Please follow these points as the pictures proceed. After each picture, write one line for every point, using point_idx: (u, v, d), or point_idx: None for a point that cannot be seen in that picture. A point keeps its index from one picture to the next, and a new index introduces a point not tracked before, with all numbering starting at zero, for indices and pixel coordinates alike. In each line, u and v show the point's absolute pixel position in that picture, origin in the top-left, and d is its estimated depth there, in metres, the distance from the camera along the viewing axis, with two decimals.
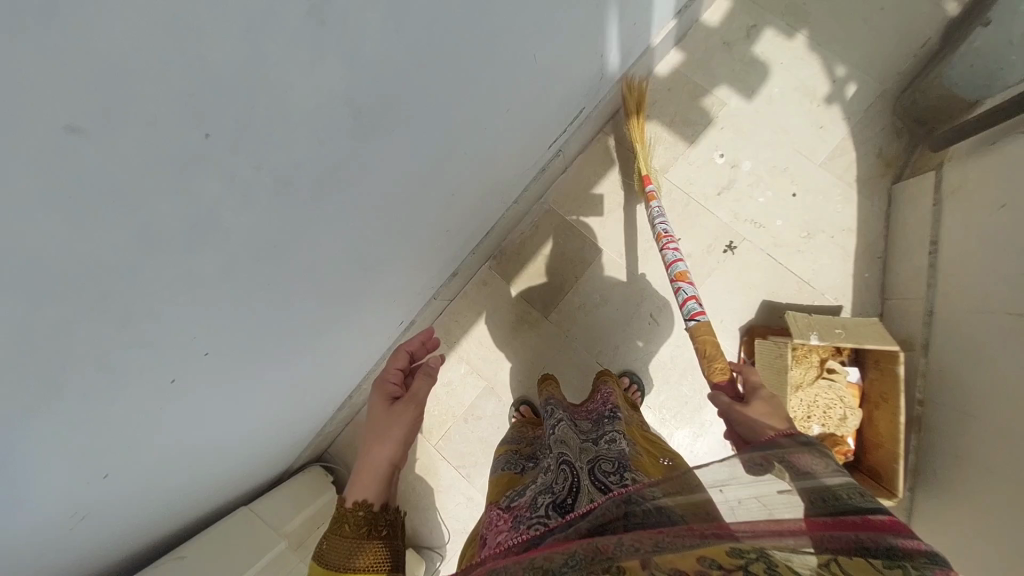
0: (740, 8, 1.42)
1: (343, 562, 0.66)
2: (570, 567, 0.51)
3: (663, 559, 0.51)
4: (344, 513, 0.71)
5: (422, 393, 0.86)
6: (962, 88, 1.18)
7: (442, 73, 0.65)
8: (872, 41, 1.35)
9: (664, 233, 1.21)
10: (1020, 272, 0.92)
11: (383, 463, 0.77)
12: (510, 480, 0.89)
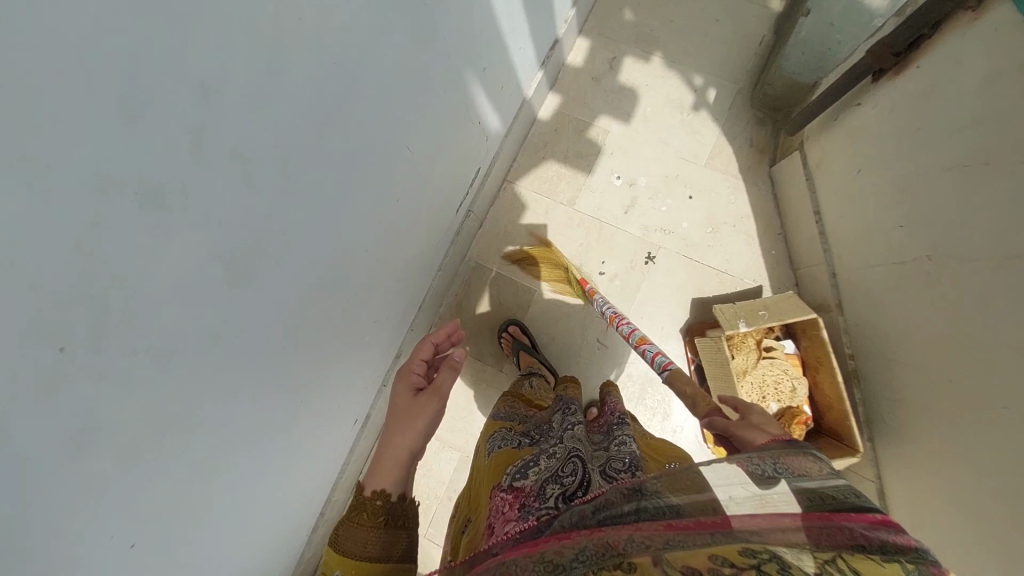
0: (598, 45, 1.54)
1: (361, 553, 0.65)
2: (580, 564, 0.51)
3: (674, 555, 0.50)
4: (363, 502, 0.69)
5: (445, 385, 0.86)
6: (803, 73, 1.35)
7: (310, 199, 0.67)
8: (717, 48, 1.49)
9: (614, 314, 1.22)
10: (889, 225, 1.01)
11: (406, 452, 0.75)
12: (509, 455, 0.88)
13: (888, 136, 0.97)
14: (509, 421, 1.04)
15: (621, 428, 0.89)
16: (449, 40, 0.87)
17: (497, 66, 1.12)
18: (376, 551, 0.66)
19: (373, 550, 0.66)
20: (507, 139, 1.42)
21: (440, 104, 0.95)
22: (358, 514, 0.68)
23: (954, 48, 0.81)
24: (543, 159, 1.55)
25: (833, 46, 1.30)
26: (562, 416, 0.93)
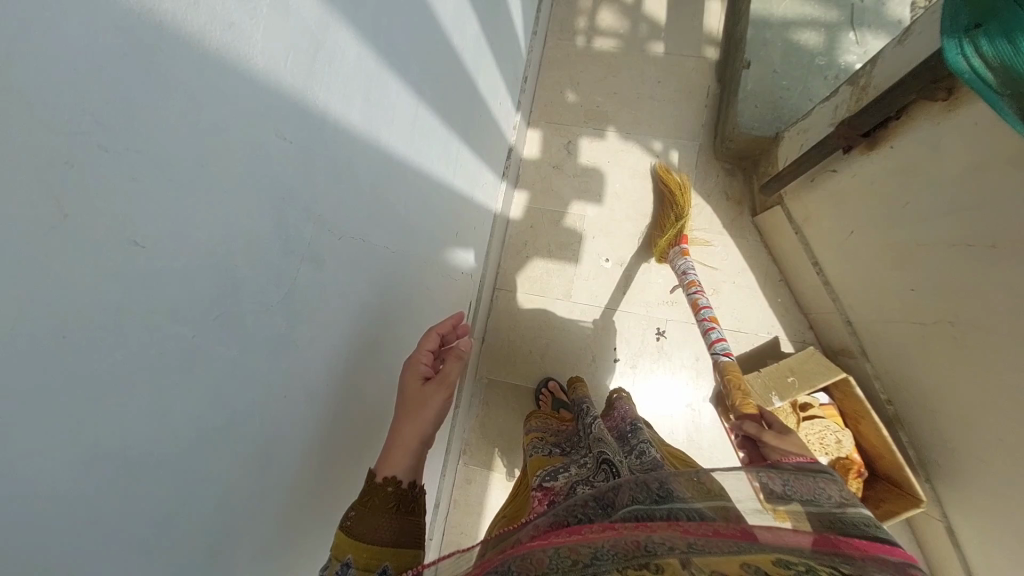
0: (550, 134, 1.50)
1: (374, 539, 0.59)
2: (604, 561, 0.47)
3: (703, 559, 0.45)
4: (373, 487, 0.62)
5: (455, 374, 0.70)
6: (761, 127, 1.29)
7: (315, 503, 0.60)
8: (668, 110, 1.47)
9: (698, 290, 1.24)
10: (899, 286, 0.99)
11: (415, 440, 0.65)
12: (540, 462, 0.87)
13: (874, 203, 0.96)
14: (541, 433, 1.01)
15: (636, 434, 0.86)
16: (423, 244, 0.82)
17: (468, 217, 1.07)
18: (385, 538, 0.60)
19: (384, 536, 0.60)
20: (488, 256, 1.37)
21: (427, 298, 0.89)
22: (366, 500, 0.62)
23: (929, 132, 0.79)
24: (527, 259, 1.48)
25: (785, 98, 1.27)
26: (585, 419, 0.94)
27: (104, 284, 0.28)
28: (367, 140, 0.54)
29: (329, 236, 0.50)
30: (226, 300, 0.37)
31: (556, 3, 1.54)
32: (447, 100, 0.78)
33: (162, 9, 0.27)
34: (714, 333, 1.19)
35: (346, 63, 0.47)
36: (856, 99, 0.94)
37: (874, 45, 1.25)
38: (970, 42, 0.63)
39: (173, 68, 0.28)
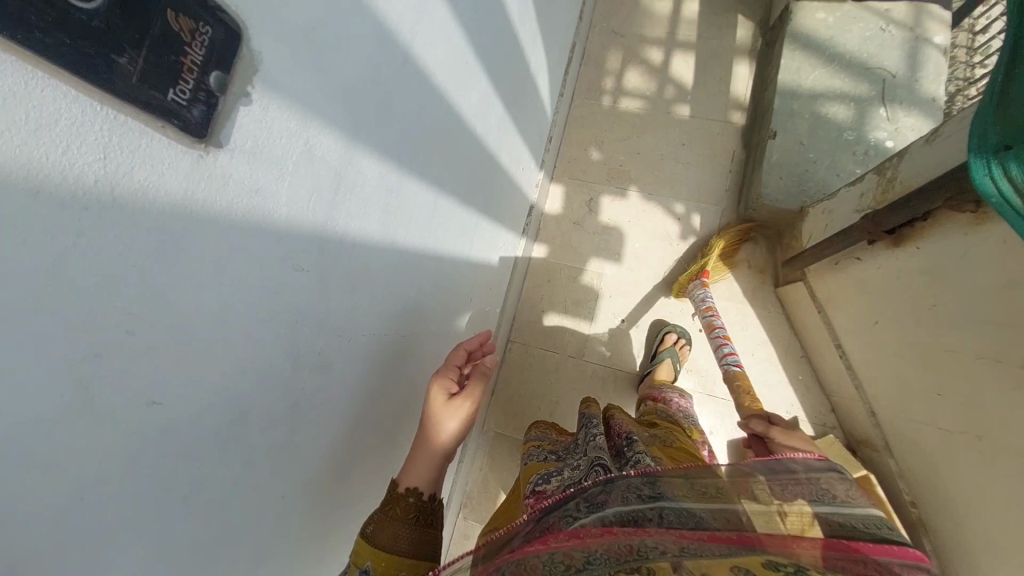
0: (572, 191, 1.53)
1: (393, 548, 0.66)
2: (597, 564, 0.52)
3: (694, 563, 0.51)
4: (395, 498, 0.70)
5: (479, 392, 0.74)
6: (785, 199, 1.28)
7: None
8: (691, 174, 1.48)
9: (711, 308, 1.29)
10: (924, 386, 0.95)
11: (436, 457, 0.72)
12: (535, 468, 0.88)
13: (897, 297, 0.95)
14: (541, 440, 0.99)
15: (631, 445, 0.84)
16: (435, 318, 0.84)
17: (483, 281, 1.08)
18: (404, 548, 0.66)
19: (402, 547, 0.67)
20: (503, 309, 1.38)
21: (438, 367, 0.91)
22: (387, 510, 0.69)
23: (954, 241, 0.78)
24: (543, 313, 1.49)
25: (811, 171, 1.27)
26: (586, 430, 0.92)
27: (119, 444, 0.30)
28: (384, 243, 0.57)
29: (339, 341, 0.52)
30: (232, 425, 0.39)
31: (584, 64, 1.58)
32: (468, 184, 0.81)
33: (197, 199, 0.30)
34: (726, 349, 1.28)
35: (366, 188, 0.50)
36: (883, 191, 0.94)
37: (906, 121, 1.23)
38: (998, 164, 0.62)
39: (201, 248, 0.31)
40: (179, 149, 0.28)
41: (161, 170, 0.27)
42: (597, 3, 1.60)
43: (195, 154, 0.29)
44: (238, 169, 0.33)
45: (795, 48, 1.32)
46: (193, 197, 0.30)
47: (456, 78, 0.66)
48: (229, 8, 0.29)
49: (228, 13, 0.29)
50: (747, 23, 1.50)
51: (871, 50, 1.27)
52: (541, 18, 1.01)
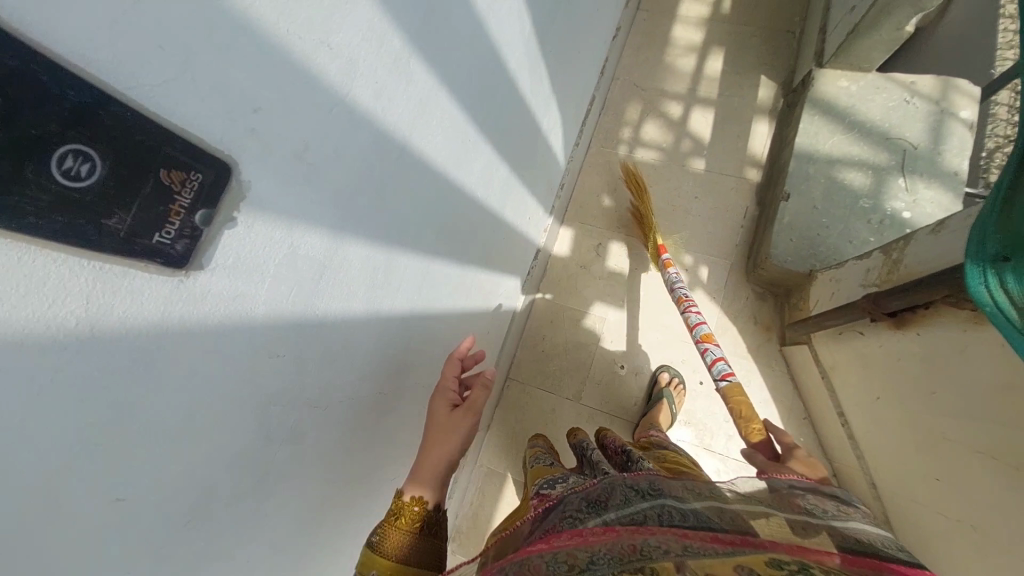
0: (582, 235, 1.54)
1: (400, 558, 0.70)
2: (601, 565, 0.56)
3: (696, 561, 0.54)
4: (401, 506, 0.74)
5: (480, 402, 0.82)
6: (794, 261, 1.25)
7: None
8: (702, 226, 1.47)
9: (684, 296, 1.26)
10: (926, 470, 0.90)
11: (442, 465, 0.78)
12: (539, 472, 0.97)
13: (898, 377, 0.91)
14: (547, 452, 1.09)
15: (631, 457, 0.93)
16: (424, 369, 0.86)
17: (480, 325, 1.10)
18: (411, 556, 0.70)
19: (411, 555, 0.71)
20: (503, 349, 1.40)
21: None
22: (395, 518, 0.73)
23: (957, 336, 0.75)
24: (544, 353, 1.50)
25: (823, 234, 1.24)
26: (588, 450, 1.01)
27: (62, 534, 0.32)
28: (367, 315, 0.60)
29: (311, 406, 0.54)
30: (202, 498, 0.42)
31: (604, 113, 1.61)
32: (463, 241, 0.83)
33: (175, 318, 0.34)
34: (712, 353, 1.17)
35: (351, 267, 0.53)
36: (887, 271, 0.91)
37: (925, 194, 1.20)
38: (995, 274, 0.61)
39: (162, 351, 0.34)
40: (162, 281, 0.32)
41: (140, 301, 0.31)
42: (621, 56, 1.64)
43: (175, 280, 0.33)
44: (219, 283, 0.37)
45: (814, 113, 1.33)
46: (170, 316, 0.34)
47: (456, 157, 0.70)
48: (218, 149, 0.33)
49: (218, 155, 0.33)
50: (770, 84, 1.52)
51: (893, 120, 1.26)
52: (555, 82, 1.05)
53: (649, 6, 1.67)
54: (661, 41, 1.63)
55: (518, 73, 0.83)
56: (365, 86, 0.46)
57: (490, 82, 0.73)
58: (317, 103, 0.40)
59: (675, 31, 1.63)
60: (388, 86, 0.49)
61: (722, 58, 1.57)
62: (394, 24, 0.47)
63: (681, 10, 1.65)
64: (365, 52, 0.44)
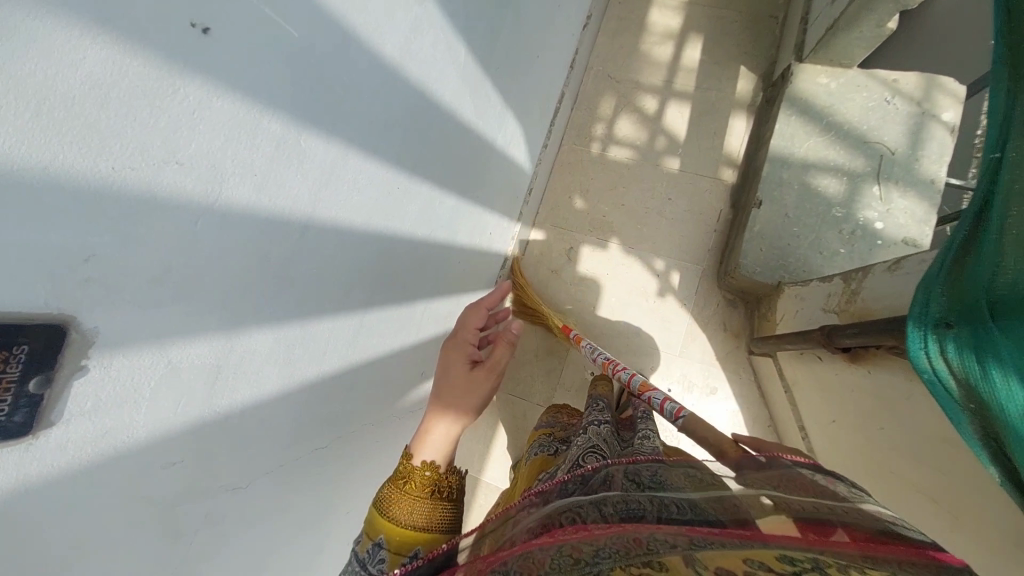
0: (553, 238, 1.51)
1: (405, 521, 0.69)
2: (604, 559, 0.48)
3: (705, 556, 0.47)
4: (412, 471, 0.75)
5: (501, 365, 0.89)
6: (763, 272, 1.23)
7: None
8: (675, 230, 1.44)
9: (606, 362, 1.18)
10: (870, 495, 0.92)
11: (461, 420, 0.85)
12: (543, 461, 0.99)
13: (853, 408, 0.90)
14: (550, 428, 1.13)
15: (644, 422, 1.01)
16: (373, 409, 0.86)
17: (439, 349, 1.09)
18: (419, 523, 0.70)
19: (418, 520, 0.70)
20: None
21: (381, 447, 0.93)
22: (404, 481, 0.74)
23: (903, 381, 0.74)
24: (515, 360, 1.50)
25: (793, 243, 1.21)
26: (592, 412, 1.06)
27: None
28: (287, 389, 0.59)
29: (230, 491, 0.54)
30: None
31: (576, 107, 1.53)
32: (406, 281, 0.81)
33: (32, 474, 0.34)
34: (656, 400, 1.02)
35: (259, 356, 0.52)
36: (846, 300, 0.89)
37: (899, 203, 1.16)
38: (936, 340, 0.59)
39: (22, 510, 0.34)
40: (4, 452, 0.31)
41: None
42: (595, 44, 1.54)
43: (22, 445, 0.32)
44: (78, 428, 0.36)
45: (791, 112, 1.26)
46: (24, 478, 0.33)
47: (383, 208, 0.67)
48: (46, 312, 0.31)
49: (47, 317, 0.31)
50: (750, 75, 1.44)
51: (871, 122, 1.20)
52: (508, 95, 0.99)
53: None
54: (637, 27, 1.52)
55: (455, 102, 0.77)
56: (241, 186, 0.42)
57: (417, 123, 0.68)
58: (173, 228, 0.37)
59: (652, 16, 1.52)
60: (274, 174, 0.46)
61: (701, 46, 1.48)
62: (270, 112, 0.43)
63: None
64: (231, 153, 0.40)
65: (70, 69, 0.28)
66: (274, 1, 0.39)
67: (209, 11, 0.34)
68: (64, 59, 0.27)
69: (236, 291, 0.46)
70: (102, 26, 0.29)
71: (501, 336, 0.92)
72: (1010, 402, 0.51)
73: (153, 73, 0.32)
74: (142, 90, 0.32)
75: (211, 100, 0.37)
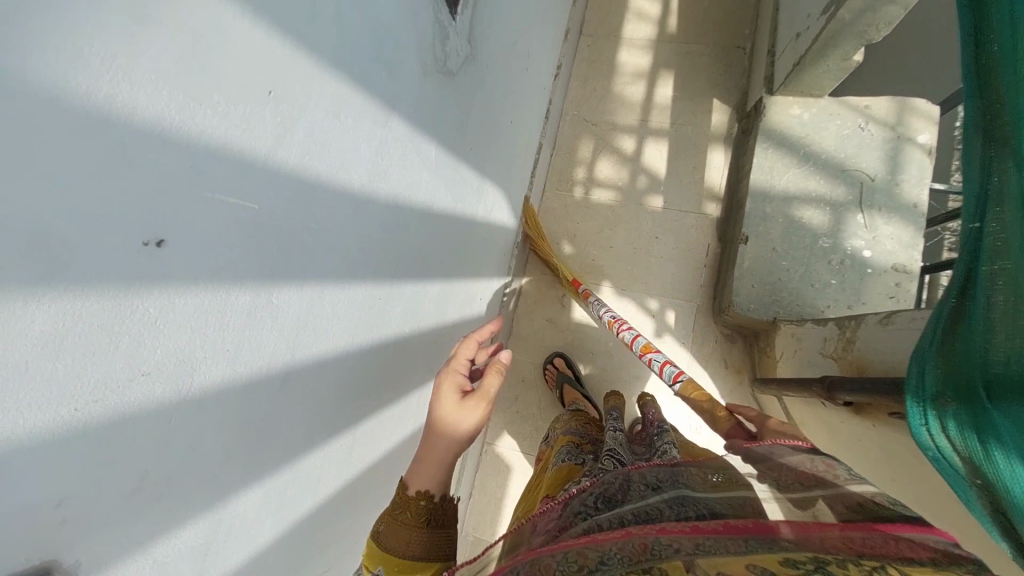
0: (545, 286, 1.50)
1: (403, 553, 0.68)
2: (611, 564, 0.49)
3: (708, 560, 0.48)
4: (408, 501, 0.72)
5: (492, 389, 0.80)
6: (757, 308, 1.23)
7: None
8: (665, 268, 1.43)
9: (614, 319, 1.19)
10: None
11: (449, 454, 0.76)
12: (569, 470, 0.89)
13: (863, 458, 0.87)
14: (579, 437, 1.03)
15: (662, 439, 0.95)
16: (375, 508, 0.84)
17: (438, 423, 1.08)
18: (419, 551, 0.69)
19: (413, 549, 0.69)
20: None
21: None
22: (400, 512, 0.71)
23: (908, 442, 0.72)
24: (518, 412, 1.48)
25: (783, 278, 1.21)
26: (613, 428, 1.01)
27: None
28: (282, 529, 0.57)
29: None
30: None
31: (555, 152, 1.54)
32: (399, 377, 0.80)
33: None
34: (656, 360, 1.08)
35: (248, 514, 0.50)
36: (842, 347, 0.89)
37: (884, 230, 1.16)
38: (937, 416, 0.58)
39: None
40: None
41: None
42: (567, 89, 1.55)
43: None
44: None
45: (767, 145, 1.26)
46: None
47: (367, 320, 0.66)
48: (28, 566, 0.31)
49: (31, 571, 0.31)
50: (723, 107, 1.45)
51: (847, 151, 1.20)
52: (485, 168, 0.99)
53: (591, 30, 1.58)
54: (607, 69, 1.54)
55: (431, 195, 0.77)
56: (214, 364, 0.41)
57: (394, 230, 0.68)
58: (145, 434, 0.36)
59: (621, 57, 1.54)
60: (247, 340, 0.45)
61: (672, 83, 1.49)
62: (237, 288, 0.42)
63: (625, 31, 1.55)
64: (201, 343, 0.40)
65: (16, 343, 0.27)
66: (231, 187, 0.39)
67: (162, 224, 0.34)
68: (9, 337, 0.27)
69: (220, 461, 0.45)
70: (44, 289, 0.28)
71: (490, 365, 0.83)
72: (1015, 483, 0.48)
73: (108, 309, 0.32)
74: (95, 323, 0.31)
75: (171, 301, 0.36)
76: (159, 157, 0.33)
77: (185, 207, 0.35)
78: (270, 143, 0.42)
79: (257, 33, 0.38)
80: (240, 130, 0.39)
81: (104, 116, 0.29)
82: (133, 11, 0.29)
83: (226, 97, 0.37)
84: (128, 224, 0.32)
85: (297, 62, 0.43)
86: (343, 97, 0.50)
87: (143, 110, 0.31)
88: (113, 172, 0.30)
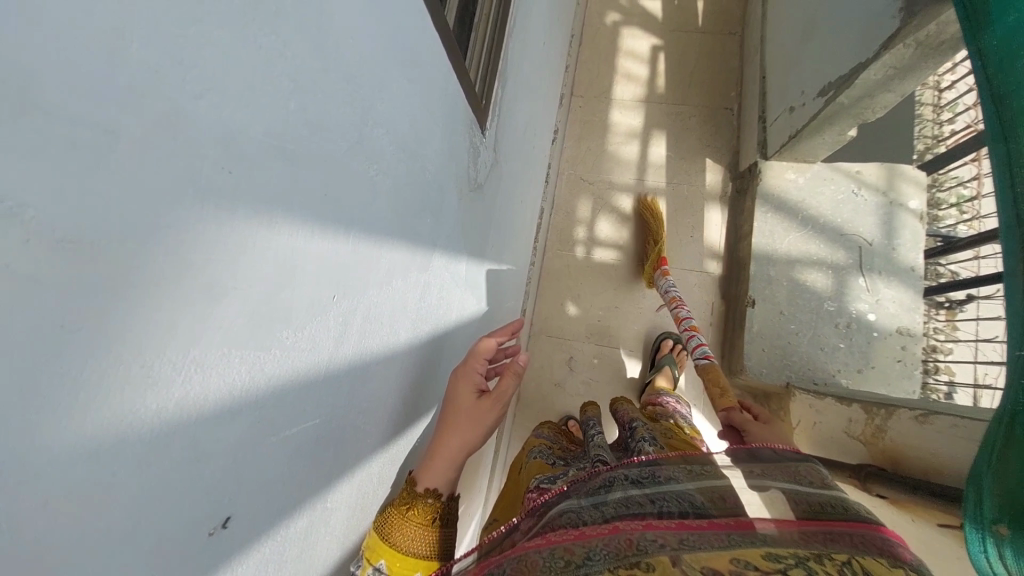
0: (551, 349, 1.46)
1: (410, 549, 0.54)
2: (598, 560, 0.39)
3: (694, 555, 0.38)
4: (415, 498, 0.57)
5: (510, 391, 0.67)
6: (769, 372, 1.22)
7: None
8: (671, 327, 1.43)
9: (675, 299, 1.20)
10: None
11: (461, 451, 0.62)
12: (541, 468, 0.77)
13: None
14: (549, 441, 0.92)
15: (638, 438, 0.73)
16: None
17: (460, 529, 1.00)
18: (422, 550, 0.55)
19: (420, 547, 0.55)
20: (489, 495, 1.28)
21: None
22: (407, 508, 0.55)
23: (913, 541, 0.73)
24: None
25: (791, 340, 1.22)
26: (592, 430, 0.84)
27: None
28: None
29: None
30: None
31: (554, 212, 1.52)
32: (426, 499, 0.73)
33: None
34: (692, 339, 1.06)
35: None
36: (873, 432, 0.92)
37: (886, 293, 1.19)
38: (993, 542, 0.54)
39: None
40: None
41: None
42: (562, 150, 1.55)
43: None
44: None
45: (767, 208, 1.29)
46: None
47: (403, 444, 0.60)
48: None
49: None
50: (716, 167, 1.48)
51: (844, 215, 1.24)
52: (501, 258, 0.95)
53: (581, 91, 1.59)
54: (601, 129, 1.56)
55: (459, 306, 0.73)
56: None
57: (429, 359, 0.63)
58: None
59: (613, 117, 1.56)
60: (301, 565, 0.39)
61: (665, 142, 1.52)
62: (294, 518, 0.37)
63: (615, 93, 1.58)
64: None
65: None
66: (299, 417, 0.34)
67: (229, 505, 0.29)
68: None
69: None
70: None
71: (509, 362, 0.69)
72: None
73: None
74: None
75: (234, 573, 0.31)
76: (231, 432, 0.28)
77: (253, 465, 0.30)
78: (333, 345, 0.37)
79: (329, 247, 0.34)
80: (306, 354, 0.33)
81: (178, 423, 0.24)
82: (211, 295, 0.25)
83: (294, 329, 0.32)
84: (200, 520, 0.27)
85: (361, 255, 0.38)
86: (397, 263, 0.46)
87: (214, 392, 0.26)
88: (187, 479, 0.25)
